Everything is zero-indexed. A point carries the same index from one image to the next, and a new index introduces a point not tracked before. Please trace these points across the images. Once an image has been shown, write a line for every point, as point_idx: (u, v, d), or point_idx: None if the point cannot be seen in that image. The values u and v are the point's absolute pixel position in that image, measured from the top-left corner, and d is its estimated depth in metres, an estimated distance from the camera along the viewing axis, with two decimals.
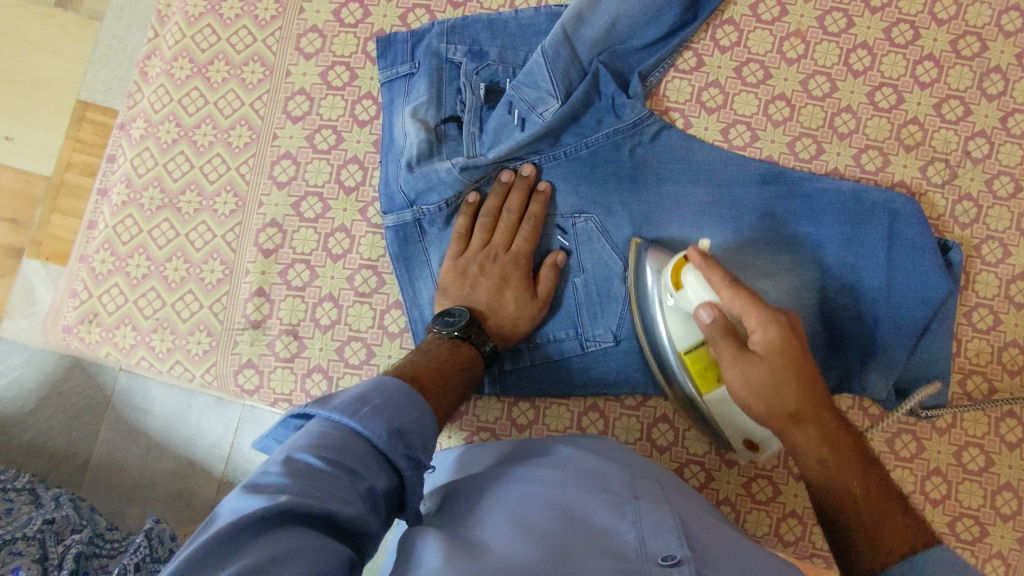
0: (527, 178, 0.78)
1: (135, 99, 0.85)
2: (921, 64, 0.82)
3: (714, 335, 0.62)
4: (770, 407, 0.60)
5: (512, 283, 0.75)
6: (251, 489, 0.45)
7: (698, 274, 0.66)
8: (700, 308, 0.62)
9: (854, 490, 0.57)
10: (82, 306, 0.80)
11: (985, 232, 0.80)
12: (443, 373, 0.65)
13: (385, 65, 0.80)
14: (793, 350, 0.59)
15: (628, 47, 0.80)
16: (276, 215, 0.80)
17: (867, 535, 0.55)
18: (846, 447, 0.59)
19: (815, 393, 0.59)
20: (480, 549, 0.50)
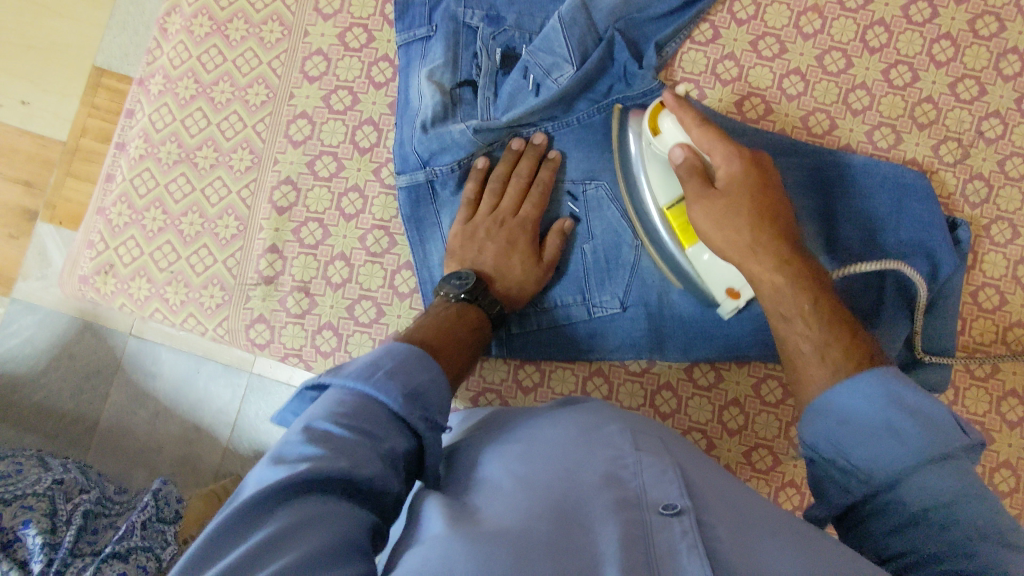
0: (538, 146, 0.78)
1: (154, 56, 0.86)
2: (938, 42, 0.82)
3: (680, 172, 0.66)
4: (728, 229, 0.63)
5: (521, 248, 0.75)
6: (275, 460, 0.45)
7: (673, 119, 0.68)
8: (673, 149, 0.67)
9: (805, 310, 0.59)
10: (98, 257, 0.81)
11: (994, 212, 0.81)
12: (454, 333, 0.66)
13: (402, 27, 0.81)
14: (750, 182, 0.64)
15: (644, 15, 0.81)
16: (290, 173, 0.81)
17: (817, 352, 0.57)
18: (806, 275, 0.61)
19: (773, 219, 0.63)
20: (484, 505, 0.52)
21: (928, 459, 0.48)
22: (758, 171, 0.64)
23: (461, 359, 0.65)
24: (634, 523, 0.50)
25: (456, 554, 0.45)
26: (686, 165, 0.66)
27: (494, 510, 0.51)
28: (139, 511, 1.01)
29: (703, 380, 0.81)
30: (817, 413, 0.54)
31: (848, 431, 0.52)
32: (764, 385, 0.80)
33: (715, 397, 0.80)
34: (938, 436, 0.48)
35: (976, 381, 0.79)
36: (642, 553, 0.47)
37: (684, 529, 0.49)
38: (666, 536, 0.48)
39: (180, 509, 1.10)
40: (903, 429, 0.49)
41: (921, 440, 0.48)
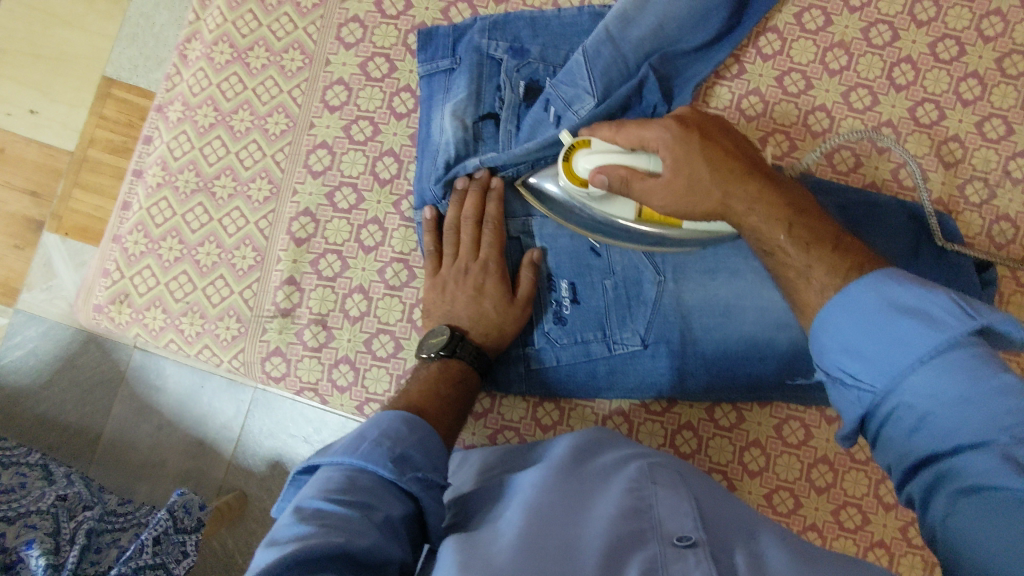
0: (480, 180, 0.77)
1: (173, 82, 0.86)
2: (965, 80, 0.82)
3: (618, 186, 0.67)
4: (705, 196, 0.64)
5: (490, 291, 0.74)
6: (271, 543, 0.48)
7: (586, 166, 0.69)
8: (601, 180, 0.67)
9: (782, 242, 0.59)
10: (114, 285, 0.81)
11: (1020, 253, 0.80)
12: (430, 384, 0.68)
13: (424, 58, 0.80)
14: (692, 143, 0.64)
15: (676, 50, 0.78)
16: (309, 204, 0.80)
17: (801, 277, 0.57)
18: (778, 199, 0.61)
19: (727, 161, 0.63)
20: (495, 543, 0.51)
21: (932, 351, 0.45)
22: (688, 127, 0.65)
23: (451, 416, 0.66)
24: (650, 557, 0.48)
25: None
26: (623, 181, 0.66)
27: (506, 547, 0.50)
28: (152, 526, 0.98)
29: (724, 420, 0.80)
30: (820, 344, 0.53)
31: (853, 345, 0.50)
32: (785, 426, 0.79)
33: (736, 438, 0.79)
34: (945, 327, 0.45)
35: None
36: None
37: (698, 558, 0.47)
38: (679, 565, 0.47)
39: (202, 516, 1.06)
40: (909, 332, 0.47)
41: (921, 337, 0.46)
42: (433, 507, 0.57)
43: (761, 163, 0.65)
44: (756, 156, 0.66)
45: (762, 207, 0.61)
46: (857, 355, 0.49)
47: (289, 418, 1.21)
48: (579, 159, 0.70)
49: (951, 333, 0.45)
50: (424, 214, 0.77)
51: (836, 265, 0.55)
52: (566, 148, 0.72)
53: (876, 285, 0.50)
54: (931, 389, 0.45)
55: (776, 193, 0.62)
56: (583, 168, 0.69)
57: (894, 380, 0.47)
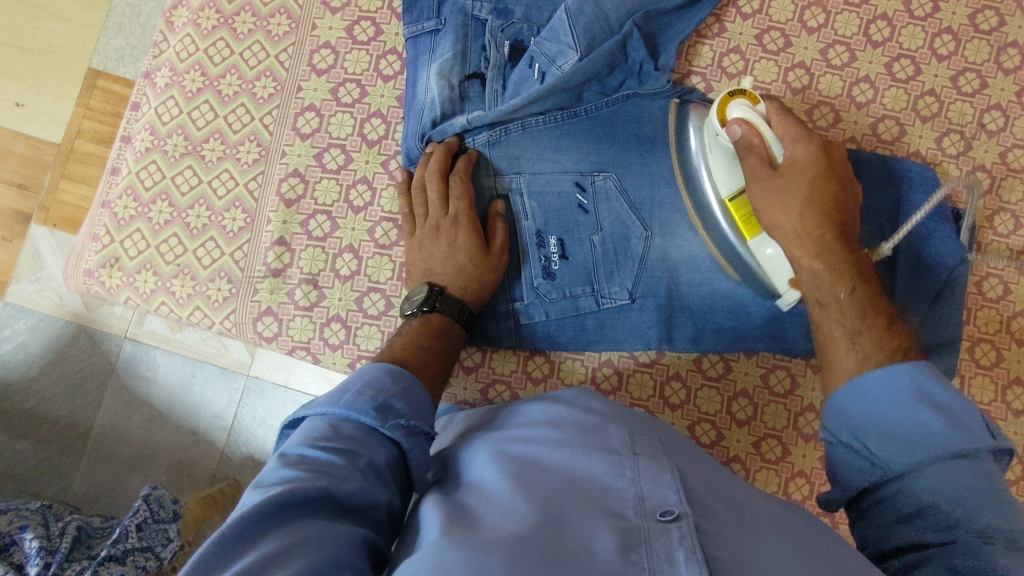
0: (446, 144, 0.78)
1: (160, 49, 0.86)
2: (939, 36, 0.84)
3: (742, 148, 0.68)
4: (785, 211, 0.65)
5: (463, 245, 0.74)
6: (254, 487, 0.47)
7: (743, 109, 0.68)
8: (735, 127, 0.68)
9: (840, 298, 0.61)
10: (104, 250, 0.81)
11: (997, 203, 0.82)
12: (412, 336, 0.69)
13: (410, 20, 0.81)
14: (815, 167, 0.65)
15: (659, 9, 0.79)
16: (298, 165, 0.81)
17: (847, 338, 0.59)
18: (843, 259, 0.63)
19: (829, 202, 0.64)
20: (475, 514, 0.50)
21: (952, 453, 0.47)
22: (824, 155, 0.66)
23: (434, 365, 0.67)
24: (630, 530, 0.47)
25: (447, 566, 0.42)
26: (746, 146, 0.67)
27: (486, 519, 0.48)
28: (131, 516, 0.98)
29: (711, 370, 0.81)
30: (847, 398, 0.54)
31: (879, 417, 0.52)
32: (772, 375, 0.80)
33: (724, 388, 0.81)
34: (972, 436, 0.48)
35: (981, 371, 0.80)
36: (637, 561, 0.44)
37: (682, 534, 0.45)
38: (662, 541, 0.45)
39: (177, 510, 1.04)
40: (932, 424, 0.49)
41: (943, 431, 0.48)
42: (418, 454, 0.57)
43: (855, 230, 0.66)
44: (854, 223, 0.66)
45: (829, 255, 0.63)
46: (881, 426, 0.51)
47: (281, 403, 1.21)
48: (738, 104, 0.69)
49: (972, 440, 0.48)
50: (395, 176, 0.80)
51: (884, 341, 0.57)
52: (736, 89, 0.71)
53: (914, 375, 0.52)
54: (941, 485, 0.47)
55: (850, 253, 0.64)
56: (732, 114, 0.69)
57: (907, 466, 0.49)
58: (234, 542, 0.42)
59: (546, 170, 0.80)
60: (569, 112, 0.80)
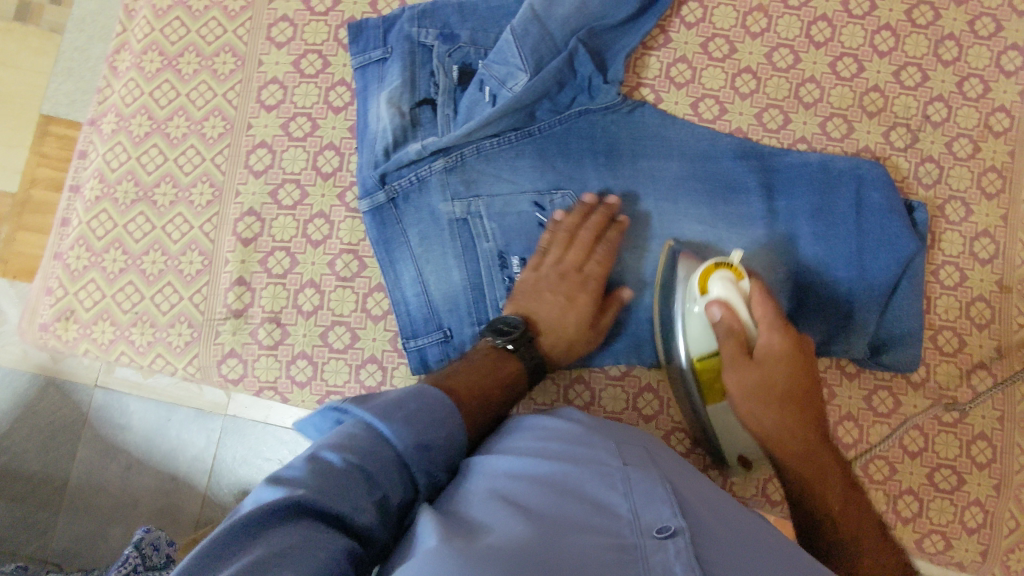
0: (607, 209, 0.77)
1: (105, 95, 0.85)
2: (879, 33, 0.85)
3: (720, 331, 0.65)
4: (765, 406, 0.63)
5: (581, 303, 0.74)
6: (274, 480, 0.47)
7: (727, 290, 0.65)
8: (715, 307, 0.65)
9: (833, 511, 0.60)
10: (58, 303, 0.79)
11: (947, 192, 0.83)
12: (483, 387, 0.64)
13: (356, 50, 0.81)
14: (793, 358, 0.64)
15: (603, 25, 0.80)
16: (253, 204, 0.80)
17: (843, 542, 0.59)
18: (829, 466, 0.63)
19: (802, 399, 0.64)
20: (466, 524, 0.48)
21: None
22: (799, 348, 0.65)
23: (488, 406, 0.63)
24: (625, 546, 0.46)
25: None
26: (728, 330, 0.64)
27: (480, 529, 0.46)
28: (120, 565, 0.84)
29: None
30: None
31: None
32: None
33: None
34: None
35: (944, 358, 0.82)
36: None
37: (678, 548, 0.45)
38: (659, 557, 0.45)
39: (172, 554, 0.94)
40: None
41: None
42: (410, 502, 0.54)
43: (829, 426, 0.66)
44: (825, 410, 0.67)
45: (817, 461, 0.63)
46: None
47: (262, 441, 1.18)
48: (722, 280, 0.66)
49: None
50: (361, 208, 0.78)
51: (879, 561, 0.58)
52: (725, 262, 0.68)
53: None
54: None
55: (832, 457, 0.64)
56: (716, 291, 0.66)
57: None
58: (233, 543, 0.42)
59: (504, 192, 0.79)
60: (523, 132, 0.79)
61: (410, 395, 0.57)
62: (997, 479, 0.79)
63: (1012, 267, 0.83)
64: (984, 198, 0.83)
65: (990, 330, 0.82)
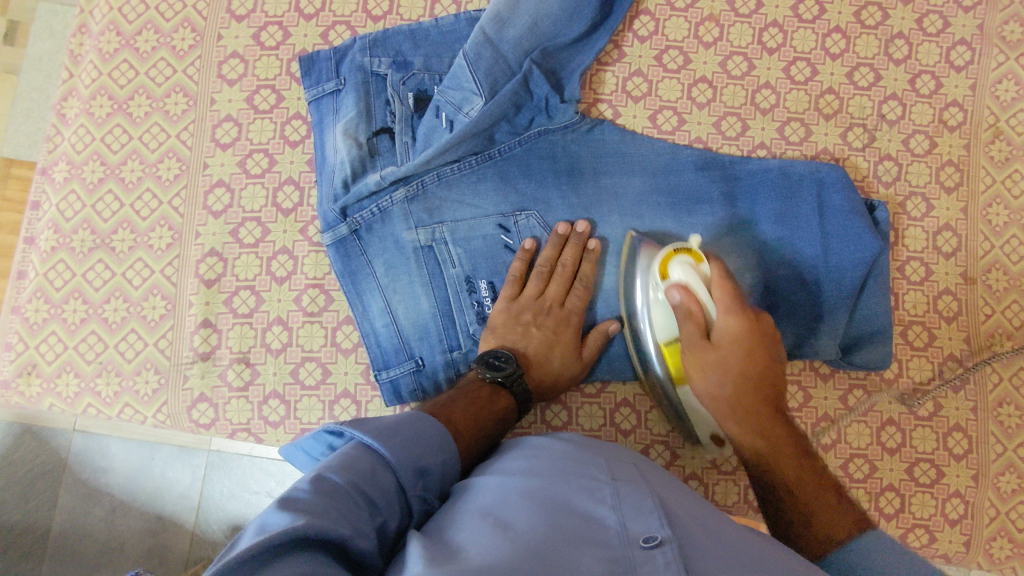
0: (581, 236, 0.77)
1: (55, 142, 0.83)
2: (830, 36, 0.86)
3: (679, 313, 0.70)
4: (720, 382, 0.68)
5: (564, 339, 0.75)
6: (283, 502, 0.44)
7: (686, 274, 0.70)
8: (673, 291, 0.69)
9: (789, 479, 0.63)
10: (19, 358, 0.77)
11: (907, 189, 0.84)
12: (482, 419, 0.65)
13: (310, 83, 0.80)
14: (748, 340, 0.68)
15: (555, 44, 0.79)
16: (214, 244, 0.79)
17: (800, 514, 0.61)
18: (784, 438, 0.66)
19: (758, 373, 0.68)
20: (454, 543, 0.47)
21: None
22: (756, 329, 0.68)
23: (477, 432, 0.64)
24: (617, 558, 0.45)
25: None
26: (686, 311, 0.69)
27: (470, 547, 0.45)
28: None
29: None
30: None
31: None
32: None
33: None
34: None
35: (916, 353, 0.82)
36: None
37: (667, 558, 0.44)
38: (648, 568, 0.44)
39: None
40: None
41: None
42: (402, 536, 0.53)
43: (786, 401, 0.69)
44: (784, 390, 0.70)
45: (770, 433, 0.66)
46: None
47: (248, 474, 1.16)
48: (680, 264, 0.70)
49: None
50: (324, 241, 0.77)
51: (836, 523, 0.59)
52: (682, 246, 0.72)
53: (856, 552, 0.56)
54: None
55: (788, 429, 0.67)
56: (675, 275, 0.70)
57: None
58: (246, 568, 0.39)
59: (467, 216, 0.78)
60: (483, 156, 0.78)
61: (407, 424, 0.57)
62: (975, 470, 0.80)
63: (975, 259, 0.83)
64: (944, 192, 0.84)
65: (959, 322, 0.83)
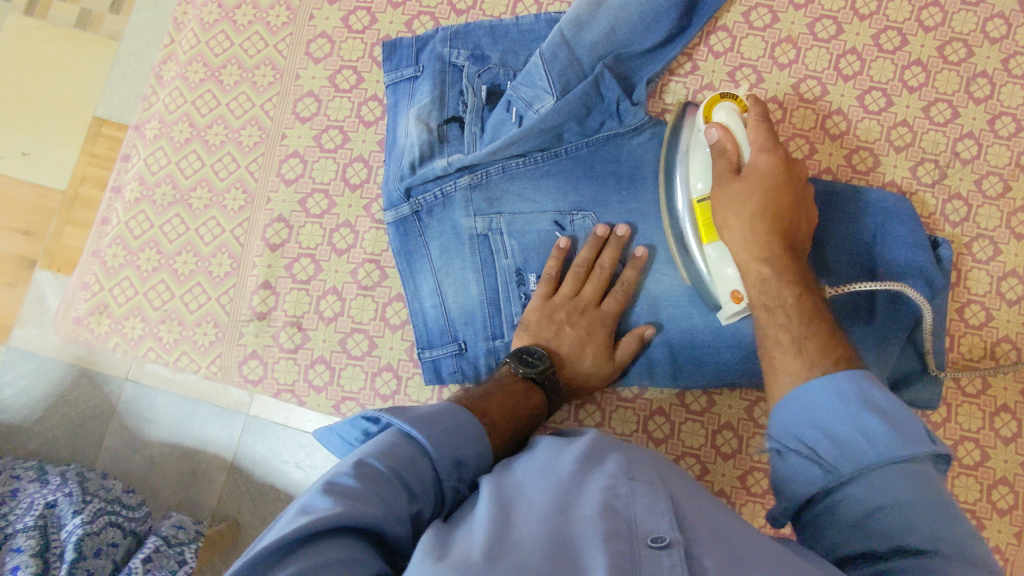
0: (620, 235, 0.77)
1: (150, 102, 0.89)
2: (909, 68, 0.85)
3: (714, 150, 0.69)
4: (738, 214, 0.66)
5: (596, 340, 0.75)
6: (325, 486, 0.46)
7: (725, 113, 0.70)
8: (711, 128, 0.70)
9: (787, 304, 0.63)
10: (93, 297, 0.83)
11: (974, 230, 0.82)
12: (516, 413, 0.66)
13: (390, 67, 0.84)
14: (777, 177, 0.66)
15: (630, 52, 0.81)
16: (283, 211, 0.83)
17: (794, 344, 0.60)
18: (792, 273, 0.64)
19: (781, 209, 0.65)
20: (460, 539, 0.47)
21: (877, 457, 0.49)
22: (786, 169, 0.67)
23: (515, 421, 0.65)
24: (621, 555, 0.45)
25: None
26: (722, 148, 0.69)
27: (474, 543, 0.46)
28: None
29: (695, 405, 0.81)
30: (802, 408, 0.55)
31: (817, 422, 0.53)
32: (756, 408, 0.80)
33: (707, 422, 0.80)
34: (917, 438, 0.49)
35: (967, 399, 0.80)
36: None
37: (672, 561, 0.44)
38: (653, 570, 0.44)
39: None
40: (863, 423, 0.51)
41: (889, 435, 0.49)
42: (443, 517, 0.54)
43: (804, 248, 0.67)
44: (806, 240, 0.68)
45: (777, 265, 0.64)
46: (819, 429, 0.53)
47: (280, 442, 1.19)
48: (723, 108, 0.71)
49: (880, 441, 0.49)
50: (385, 218, 0.80)
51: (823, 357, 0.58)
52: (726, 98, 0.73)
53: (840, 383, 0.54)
54: (871, 489, 0.48)
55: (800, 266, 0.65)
56: (716, 117, 0.71)
57: (857, 469, 0.49)
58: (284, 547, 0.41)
59: (525, 210, 0.80)
60: (548, 153, 0.80)
61: (448, 415, 0.58)
62: (1018, 527, 0.77)
63: None
64: (1014, 237, 0.82)
65: (1016, 373, 0.80)
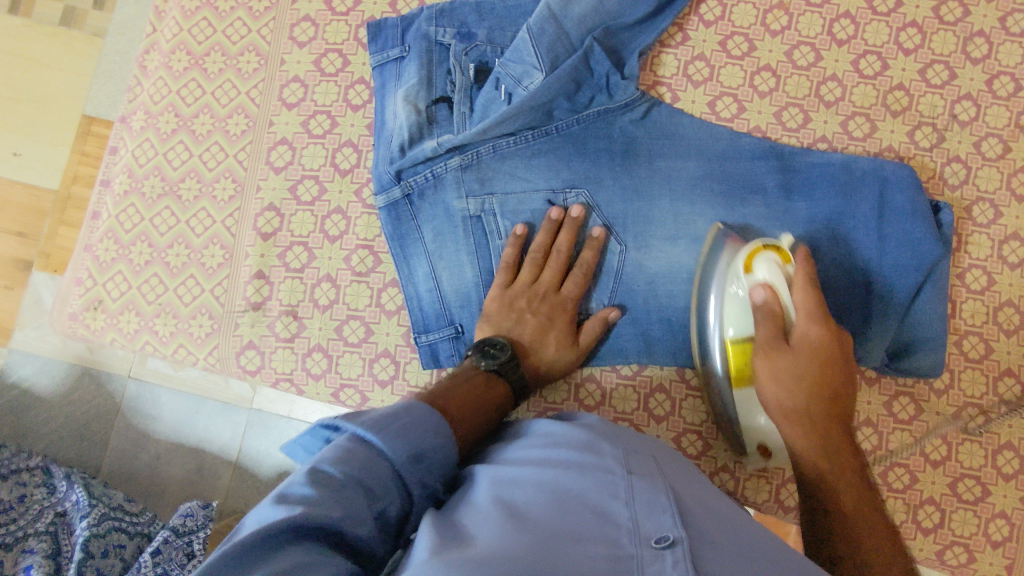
0: (575, 218, 0.77)
1: (135, 93, 0.88)
2: (904, 30, 0.84)
3: (758, 312, 0.67)
4: (782, 386, 0.65)
5: (557, 326, 0.75)
6: (283, 495, 0.44)
7: (770, 269, 0.68)
8: (757, 288, 0.67)
9: (835, 481, 0.60)
10: (88, 293, 0.82)
11: (974, 194, 0.81)
12: (485, 405, 0.64)
13: (375, 49, 0.82)
14: (824, 352, 0.65)
15: (619, 23, 0.79)
16: (273, 199, 0.82)
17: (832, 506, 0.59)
18: (838, 446, 0.63)
19: (825, 387, 0.65)
20: (459, 535, 0.46)
21: None
22: (835, 339, 0.65)
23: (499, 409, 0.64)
24: (622, 556, 0.44)
25: None
26: (767, 312, 0.67)
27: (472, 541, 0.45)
28: None
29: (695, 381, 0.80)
30: None
31: None
32: None
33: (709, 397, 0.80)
34: None
35: (969, 365, 0.79)
36: None
37: (676, 558, 0.43)
38: (656, 568, 0.43)
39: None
40: None
41: None
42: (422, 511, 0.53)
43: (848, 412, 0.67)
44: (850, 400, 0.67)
45: (824, 440, 0.63)
46: None
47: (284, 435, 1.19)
48: (767, 261, 0.68)
49: None
50: (376, 204, 0.79)
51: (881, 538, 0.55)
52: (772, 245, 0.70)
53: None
54: None
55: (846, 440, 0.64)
56: (759, 271, 0.68)
57: None
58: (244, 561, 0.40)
59: (516, 190, 0.79)
60: (539, 130, 0.79)
61: (404, 409, 0.55)
62: None
63: None
64: (1014, 199, 0.81)
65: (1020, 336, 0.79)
